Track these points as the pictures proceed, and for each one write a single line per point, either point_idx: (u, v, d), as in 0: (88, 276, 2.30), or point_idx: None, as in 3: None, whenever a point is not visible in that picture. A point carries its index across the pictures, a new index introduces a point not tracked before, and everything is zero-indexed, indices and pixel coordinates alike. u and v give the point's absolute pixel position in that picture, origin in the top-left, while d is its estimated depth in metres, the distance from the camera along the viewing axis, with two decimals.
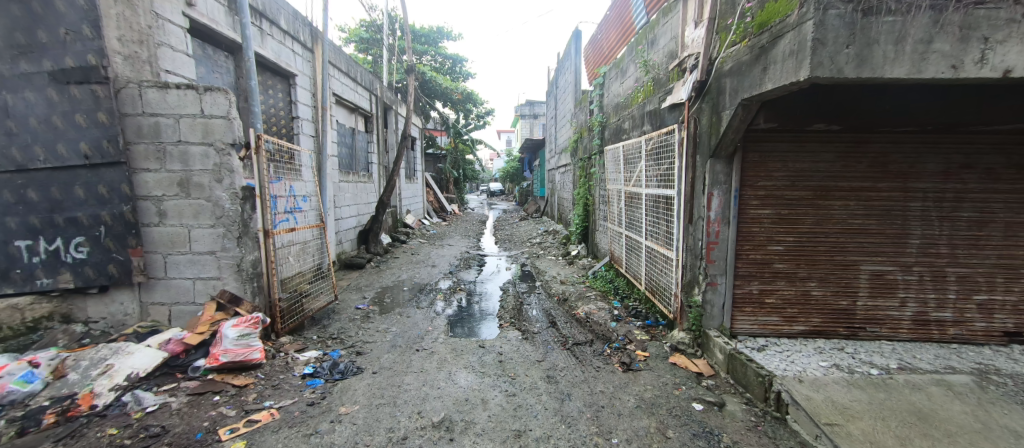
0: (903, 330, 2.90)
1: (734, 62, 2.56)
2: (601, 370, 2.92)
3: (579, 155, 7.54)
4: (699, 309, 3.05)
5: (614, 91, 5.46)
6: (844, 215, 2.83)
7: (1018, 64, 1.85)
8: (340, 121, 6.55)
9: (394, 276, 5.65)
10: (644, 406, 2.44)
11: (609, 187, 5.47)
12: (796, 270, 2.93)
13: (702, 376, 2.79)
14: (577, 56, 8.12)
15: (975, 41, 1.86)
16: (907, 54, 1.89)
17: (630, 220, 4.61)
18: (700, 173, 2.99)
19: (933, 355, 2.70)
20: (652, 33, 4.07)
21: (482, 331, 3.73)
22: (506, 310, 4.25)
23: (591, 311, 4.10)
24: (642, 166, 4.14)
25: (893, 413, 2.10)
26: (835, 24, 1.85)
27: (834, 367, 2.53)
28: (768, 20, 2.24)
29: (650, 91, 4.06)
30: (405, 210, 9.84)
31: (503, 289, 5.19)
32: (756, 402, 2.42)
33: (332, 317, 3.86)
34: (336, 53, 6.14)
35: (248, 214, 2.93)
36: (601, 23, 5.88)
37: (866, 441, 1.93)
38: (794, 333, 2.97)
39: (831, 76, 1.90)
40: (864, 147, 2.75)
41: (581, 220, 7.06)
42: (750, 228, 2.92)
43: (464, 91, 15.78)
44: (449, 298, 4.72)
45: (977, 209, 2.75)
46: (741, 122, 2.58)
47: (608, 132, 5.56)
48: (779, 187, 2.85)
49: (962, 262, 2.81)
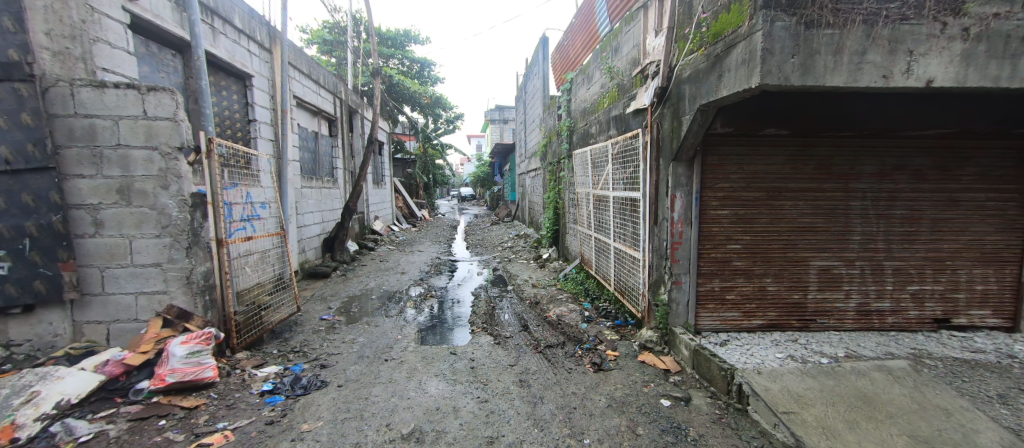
0: (849, 320, 3.12)
1: (692, 69, 2.68)
2: (573, 371, 2.95)
3: (548, 159, 7.63)
4: (665, 308, 3.14)
5: (581, 97, 5.57)
6: (794, 214, 3.01)
7: (937, 75, 2.05)
8: (302, 124, 6.30)
9: (361, 284, 5.48)
10: (614, 405, 2.47)
11: (578, 190, 5.56)
12: (753, 267, 3.08)
13: (669, 372, 2.87)
14: (545, 62, 8.25)
15: (902, 54, 2.04)
16: (845, 64, 2.04)
17: (598, 222, 4.70)
18: (664, 175, 3.09)
19: (875, 343, 2.92)
20: (616, 41, 4.19)
21: (454, 337, 3.68)
22: (478, 316, 4.21)
23: (562, 313, 4.14)
24: (609, 169, 4.23)
25: (841, 399, 2.25)
26: (782, 35, 1.98)
27: (789, 358, 2.68)
28: (722, 30, 2.36)
29: (615, 97, 4.16)
30: (372, 216, 9.59)
31: (474, 294, 5.15)
32: (719, 395, 2.52)
33: (295, 330, 3.68)
34: (296, 53, 5.92)
35: (199, 222, 2.74)
36: (567, 30, 5.99)
37: (819, 427, 2.05)
38: (752, 327, 3.13)
39: (779, 83, 2.02)
40: (811, 150, 2.94)
41: (552, 223, 7.14)
42: (711, 228, 3.05)
43: (433, 95, 15.66)
44: (420, 305, 4.63)
45: (908, 207, 3.00)
46: (700, 126, 2.69)
47: (576, 137, 5.67)
48: (736, 188, 3.00)
49: (897, 256, 3.06)
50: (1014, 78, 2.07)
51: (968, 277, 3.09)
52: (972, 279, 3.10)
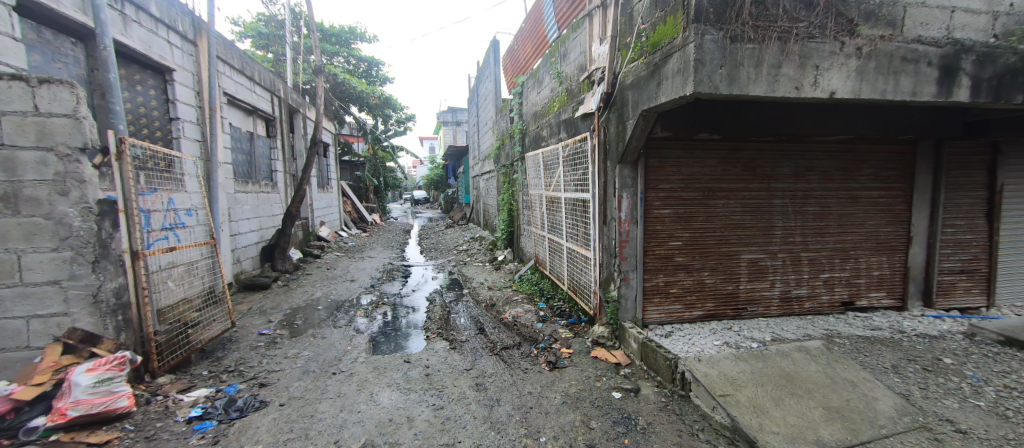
0: (774, 307, 3.44)
1: (634, 77, 2.82)
2: (528, 371, 2.98)
3: (501, 161, 7.68)
4: (615, 304, 3.26)
5: (532, 100, 5.66)
6: (726, 212, 3.28)
7: (838, 88, 2.33)
8: (235, 124, 5.81)
9: (306, 295, 5.15)
10: (569, 402, 2.53)
11: (531, 192, 5.64)
12: (692, 262, 3.30)
13: (620, 365, 2.99)
14: (496, 65, 8.30)
15: (810, 68, 2.29)
16: (764, 75, 2.25)
17: (551, 223, 4.80)
18: (611, 177, 3.22)
19: (796, 326, 3.25)
20: (564, 47, 4.31)
21: (409, 344, 3.57)
22: (433, 321, 4.12)
23: (518, 314, 4.17)
24: (560, 171, 4.33)
25: (769, 379, 2.47)
26: (711, 48, 2.15)
27: (725, 345, 2.89)
28: (659, 40, 2.51)
29: (565, 101, 4.28)
30: (317, 221, 9.06)
31: (429, 299, 5.03)
32: (665, 384, 2.67)
33: (229, 348, 3.37)
34: (226, 47, 5.44)
35: (109, 232, 2.43)
36: (517, 34, 6.07)
37: (750, 407, 2.23)
38: (692, 318, 3.35)
39: (710, 92, 2.19)
40: (738, 153, 3.22)
41: (506, 225, 7.18)
42: (654, 226, 3.23)
43: (382, 95, 15.16)
44: (372, 314, 4.44)
45: (819, 204, 3.38)
46: (642, 131, 2.84)
47: (528, 140, 5.76)
48: (676, 189, 3.20)
49: (811, 248, 3.43)
50: (897, 92, 2.41)
51: (868, 264, 3.54)
52: (870, 266, 3.55)
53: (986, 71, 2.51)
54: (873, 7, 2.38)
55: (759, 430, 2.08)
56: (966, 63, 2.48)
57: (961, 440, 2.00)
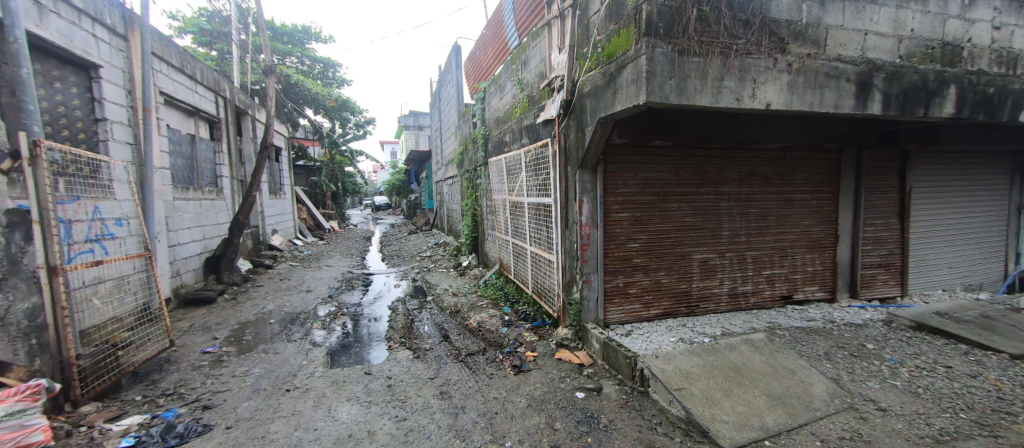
0: (723, 303, 3.67)
1: (591, 85, 2.91)
2: (493, 377, 2.97)
3: (465, 166, 7.65)
4: (578, 305, 3.33)
5: (494, 106, 5.69)
6: (679, 215, 3.46)
7: (773, 100, 2.54)
8: (173, 126, 5.38)
9: (257, 308, 4.84)
10: (534, 405, 2.56)
11: (495, 197, 5.66)
12: (649, 263, 3.45)
13: (583, 366, 3.06)
14: (459, 70, 8.27)
15: (749, 81, 2.48)
16: (709, 87, 2.40)
17: (515, 228, 4.84)
18: (572, 182, 3.29)
19: (743, 320, 3.48)
20: (524, 54, 4.38)
21: (370, 355, 3.45)
22: (395, 330, 4.01)
23: (482, 320, 4.14)
24: (523, 176, 4.38)
25: (720, 371, 2.62)
26: (661, 60, 2.27)
27: (680, 341, 3.04)
28: (614, 51, 2.62)
29: (526, 108, 4.34)
30: (269, 229, 8.55)
31: (391, 308, 4.89)
32: (626, 382, 2.75)
33: (166, 369, 3.09)
34: (162, 43, 5.03)
35: (20, 247, 2.18)
36: (479, 40, 6.09)
37: (703, 399, 2.36)
38: (650, 316, 3.50)
39: (661, 101, 2.31)
40: (689, 159, 3.41)
41: (470, 231, 7.13)
42: (613, 229, 3.34)
43: (339, 98, 14.63)
44: (329, 325, 4.25)
45: (761, 206, 3.65)
46: (600, 137, 2.94)
47: (491, 145, 5.78)
48: (632, 193, 3.34)
49: (755, 246, 3.70)
50: (822, 105, 2.67)
51: (803, 261, 3.86)
52: (805, 263, 3.88)
53: (895, 87, 2.84)
54: (800, 28, 2.63)
55: (711, 420, 2.21)
56: (878, 80, 2.79)
57: (881, 418, 2.24)
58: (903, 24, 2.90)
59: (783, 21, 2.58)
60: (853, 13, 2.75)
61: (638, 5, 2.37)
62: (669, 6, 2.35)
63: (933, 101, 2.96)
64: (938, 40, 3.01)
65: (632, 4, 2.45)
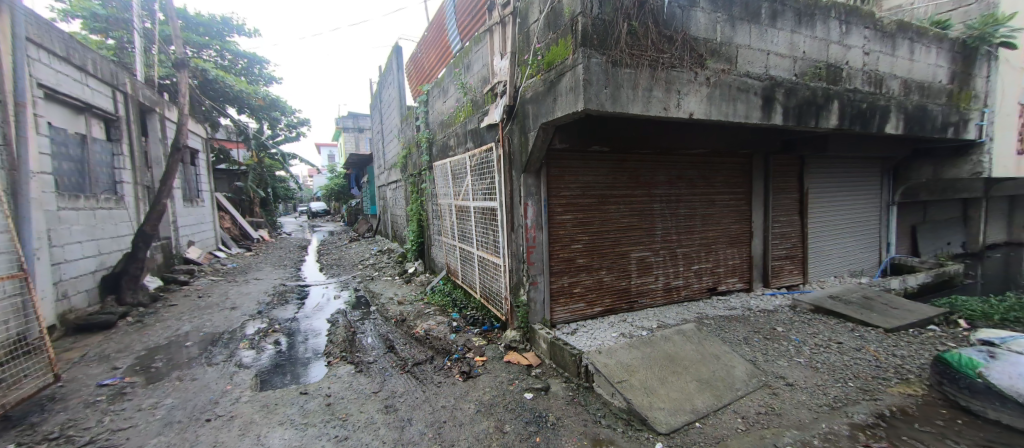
0: (659, 297, 3.93)
1: (532, 92, 2.99)
2: (441, 385, 2.91)
3: (409, 171, 7.45)
4: (525, 307, 3.37)
5: (437, 109, 5.60)
6: (617, 216, 3.66)
7: (695, 110, 2.79)
8: (57, 123, 4.63)
9: (170, 330, 4.30)
10: (483, 409, 2.55)
11: (440, 202, 5.57)
12: (591, 263, 3.60)
13: (531, 367, 3.11)
14: (400, 71, 8.04)
15: (674, 92, 2.70)
16: (640, 97, 2.58)
17: (462, 232, 4.79)
18: (516, 186, 3.34)
19: (676, 312, 3.76)
20: (467, 59, 4.38)
21: (307, 373, 3.22)
22: (335, 345, 3.78)
23: (430, 327, 4.04)
24: (468, 181, 4.37)
25: (656, 360, 2.79)
26: (596, 69, 2.40)
27: (621, 336, 3.20)
28: (553, 60, 2.71)
29: (469, 111, 4.33)
30: (184, 241, 7.64)
31: (331, 321, 4.60)
32: (572, 379, 2.84)
33: (50, 408, 2.63)
34: (42, 26, 4.31)
35: None
36: (421, 42, 5.98)
37: (642, 390, 2.49)
38: (593, 314, 3.66)
39: (598, 108, 2.43)
40: (625, 164, 3.63)
41: (416, 236, 6.94)
42: (557, 232, 3.45)
43: (266, 96, 13.53)
44: (259, 344, 3.89)
45: (688, 207, 3.98)
46: (542, 142, 3.01)
47: (435, 149, 5.68)
48: (574, 196, 3.47)
49: (684, 244, 4.01)
50: (735, 116, 2.98)
51: (725, 256, 4.27)
52: (727, 257, 4.28)
53: (792, 101, 3.25)
54: (715, 46, 2.92)
55: (649, 408, 2.36)
56: (779, 95, 3.18)
57: (789, 392, 2.55)
58: (797, 47, 3.33)
59: (701, 39, 2.85)
60: (758, 35, 3.11)
61: (573, 18, 2.49)
62: (602, 20, 2.49)
63: (822, 114, 3.43)
64: (824, 62, 3.50)
65: (568, 16, 2.56)
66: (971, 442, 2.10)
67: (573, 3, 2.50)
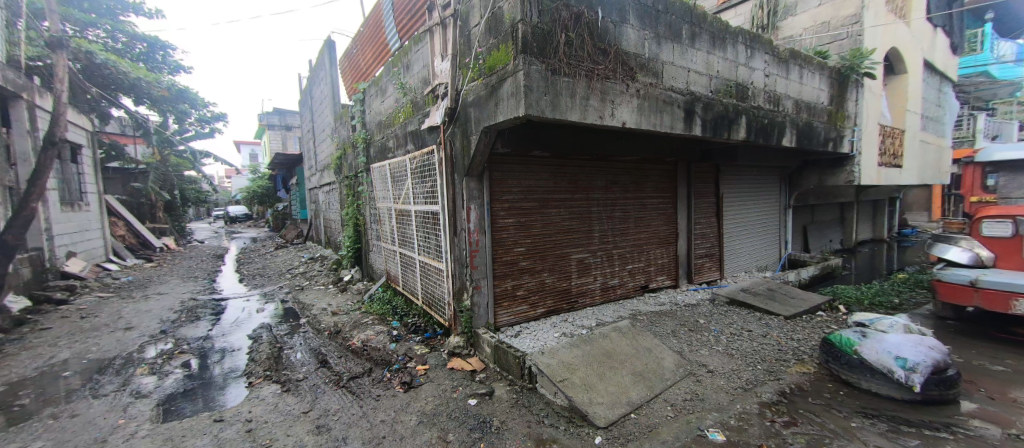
0: (597, 297, 4.12)
1: (474, 95, 2.98)
2: (380, 398, 2.77)
3: (344, 173, 7.02)
4: (468, 312, 3.34)
5: (375, 109, 5.35)
6: (557, 219, 3.77)
7: (627, 119, 2.98)
8: None
9: (41, 360, 3.59)
10: (425, 420, 2.47)
11: (379, 205, 5.34)
12: (533, 265, 3.67)
13: (475, 372, 3.08)
14: (334, 67, 7.56)
15: (609, 102, 2.85)
16: (577, 105, 2.69)
17: (402, 237, 4.62)
18: (458, 190, 3.29)
19: (612, 310, 3.96)
20: (406, 58, 4.25)
21: (224, 397, 2.88)
22: (258, 363, 3.43)
23: (367, 338, 3.83)
24: (408, 184, 4.24)
25: (595, 357, 2.91)
26: (536, 76, 2.46)
27: (562, 335, 3.29)
28: (494, 64, 2.74)
29: (409, 113, 4.20)
30: (61, 252, 6.45)
31: (253, 337, 4.17)
32: (516, 381, 2.86)
33: None
34: None
35: None
36: (356, 37, 5.68)
37: (582, 386, 2.58)
38: (536, 315, 3.73)
39: (538, 114, 2.49)
40: (564, 169, 3.76)
41: (352, 242, 6.55)
42: (500, 235, 3.47)
43: (172, 86, 11.97)
44: (162, 369, 3.40)
45: (622, 210, 4.23)
46: (484, 146, 3.01)
47: (373, 150, 5.42)
48: (516, 200, 3.52)
49: (620, 245, 4.25)
50: (662, 126, 3.23)
51: (655, 255, 4.60)
52: (656, 256, 4.62)
53: (709, 115, 3.61)
54: (644, 61, 3.14)
55: (589, 404, 2.45)
56: (698, 108, 3.52)
57: (710, 378, 2.81)
58: (712, 66, 3.70)
59: (632, 53, 3.06)
60: (679, 53, 3.41)
61: (513, 25, 2.53)
62: (541, 28, 2.57)
63: (733, 127, 3.85)
64: (734, 81, 3.93)
65: (508, 22, 2.60)
66: (851, 410, 2.47)
67: (513, 10, 2.54)
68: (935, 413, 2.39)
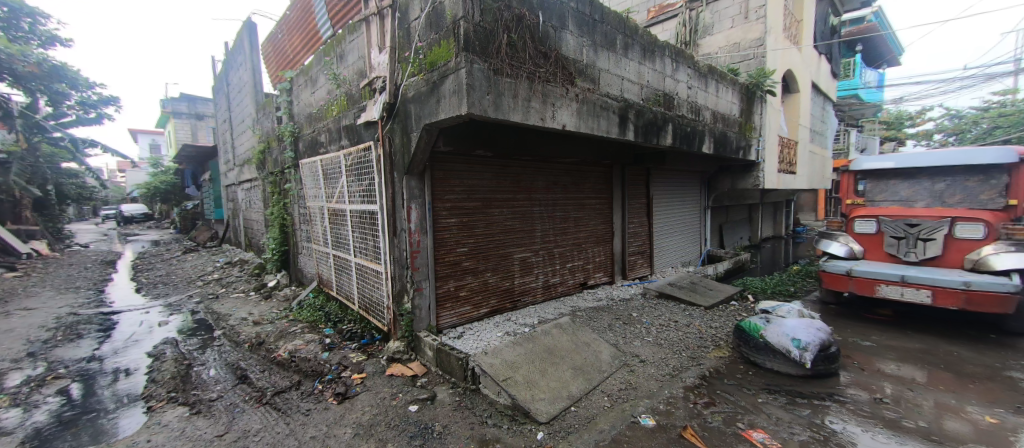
0: (539, 295, 4.21)
1: (414, 91, 2.88)
2: (310, 413, 2.56)
3: (267, 168, 6.41)
4: (409, 316, 3.22)
5: (304, 100, 4.95)
6: (500, 219, 3.78)
7: (567, 122, 3.08)
8: None
9: None
10: (362, 432, 2.34)
11: (309, 205, 4.95)
12: (476, 265, 3.65)
13: (416, 377, 2.97)
14: (255, 51, 6.86)
15: (549, 104, 2.92)
16: (519, 106, 2.71)
17: (336, 239, 4.34)
18: (398, 189, 3.15)
19: (554, 308, 4.07)
20: (340, 48, 3.98)
21: (114, 426, 2.47)
22: (160, 384, 3.00)
23: (295, 348, 3.52)
24: (343, 181, 3.98)
25: (537, 354, 2.96)
26: (479, 75, 2.43)
27: (505, 335, 3.30)
28: (435, 60, 2.67)
29: (343, 106, 3.94)
30: None
31: (155, 354, 3.65)
32: (459, 383, 2.81)
33: None
34: None
35: None
36: (281, 22, 5.20)
37: (525, 384, 2.61)
38: (480, 316, 3.71)
39: (481, 114, 2.46)
40: (507, 169, 3.78)
41: (277, 244, 6.00)
42: (442, 236, 3.39)
43: (42, 61, 10.09)
44: (29, 399, 2.83)
45: (563, 210, 4.36)
46: (426, 144, 2.91)
47: (302, 144, 5.01)
48: (458, 199, 3.47)
49: (560, 244, 4.38)
50: (599, 130, 3.39)
51: (593, 253, 4.80)
52: (594, 254, 4.83)
53: (641, 121, 3.85)
54: (582, 67, 3.27)
55: (531, 401, 2.49)
56: (631, 115, 3.74)
57: (642, 367, 3.01)
58: (643, 76, 3.96)
59: (571, 58, 3.17)
60: (614, 62, 3.60)
61: (455, 21, 2.49)
62: (482, 28, 2.55)
63: (661, 133, 4.15)
64: (662, 91, 4.24)
65: (450, 18, 2.55)
66: (760, 387, 2.78)
67: (455, 7, 2.50)
68: (823, 386, 2.78)
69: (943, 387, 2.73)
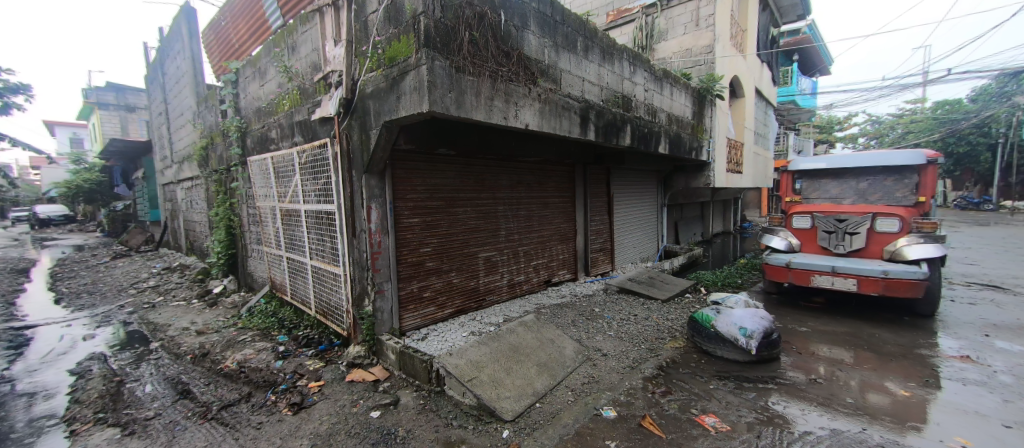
0: (504, 293, 4.22)
1: (373, 87, 2.79)
2: (263, 426, 2.42)
3: (210, 166, 5.95)
4: (370, 319, 3.11)
5: (252, 94, 4.64)
6: (464, 218, 3.75)
7: (529, 121, 3.10)
8: None
9: None
10: (320, 442, 2.24)
11: (259, 204, 4.66)
12: (440, 265, 3.59)
13: (378, 382, 2.88)
14: (194, 38, 6.33)
15: (512, 103, 2.93)
16: (482, 104, 2.70)
17: (289, 241, 4.11)
18: (356, 188, 3.03)
19: (519, 306, 4.10)
20: (291, 39, 3.77)
21: None
22: (87, 404, 2.71)
23: (245, 358, 3.31)
24: (296, 180, 3.78)
25: (502, 353, 2.96)
26: (440, 72, 2.39)
27: (471, 334, 3.28)
28: (394, 56, 2.59)
29: (296, 100, 3.73)
30: None
31: (79, 371, 3.29)
32: (423, 386, 2.76)
33: None
34: None
35: None
36: (225, 8, 4.84)
37: (490, 383, 2.61)
38: (444, 316, 3.66)
39: (442, 111, 2.42)
40: (471, 168, 3.76)
41: (223, 247, 5.59)
42: (405, 235, 3.31)
43: None
44: None
45: (527, 209, 4.40)
46: (386, 142, 2.82)
47: (250, 140, 4.70)
48: (421, 199, 3.40)
49: (525, 242, 4.41)
50: (561, 130, 3.44)
51: (556, 251, 4.88)
52: (557, 252, 4.91)
53: (600, 122, 3.96)
54: (544, 67, 3.30)
55: (497, 400, 2.49)
56: (592, 115, 3.83)
57: (604, 361, 3.10)
58: (603, 78, 4.07)
59: (533, 58, 3.19)
60: (575, 63, 3.67)
61: (415, 16, 2.44)
62: (443, 24, 2.51)
63: (620, 133, 4.29)
64: (620, 92, 4.38)
65: (410, 13, 2.49)
66: (712, 375, 2.95)
67: (415, 2, 2.44)
68: (767, 371, 2.99)
69: (867, 366, 3.04)
